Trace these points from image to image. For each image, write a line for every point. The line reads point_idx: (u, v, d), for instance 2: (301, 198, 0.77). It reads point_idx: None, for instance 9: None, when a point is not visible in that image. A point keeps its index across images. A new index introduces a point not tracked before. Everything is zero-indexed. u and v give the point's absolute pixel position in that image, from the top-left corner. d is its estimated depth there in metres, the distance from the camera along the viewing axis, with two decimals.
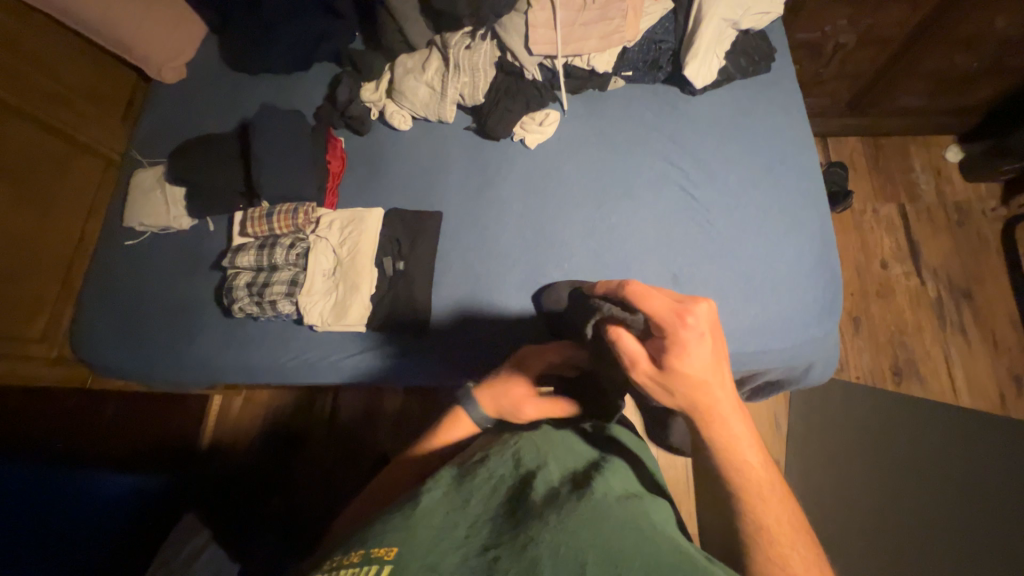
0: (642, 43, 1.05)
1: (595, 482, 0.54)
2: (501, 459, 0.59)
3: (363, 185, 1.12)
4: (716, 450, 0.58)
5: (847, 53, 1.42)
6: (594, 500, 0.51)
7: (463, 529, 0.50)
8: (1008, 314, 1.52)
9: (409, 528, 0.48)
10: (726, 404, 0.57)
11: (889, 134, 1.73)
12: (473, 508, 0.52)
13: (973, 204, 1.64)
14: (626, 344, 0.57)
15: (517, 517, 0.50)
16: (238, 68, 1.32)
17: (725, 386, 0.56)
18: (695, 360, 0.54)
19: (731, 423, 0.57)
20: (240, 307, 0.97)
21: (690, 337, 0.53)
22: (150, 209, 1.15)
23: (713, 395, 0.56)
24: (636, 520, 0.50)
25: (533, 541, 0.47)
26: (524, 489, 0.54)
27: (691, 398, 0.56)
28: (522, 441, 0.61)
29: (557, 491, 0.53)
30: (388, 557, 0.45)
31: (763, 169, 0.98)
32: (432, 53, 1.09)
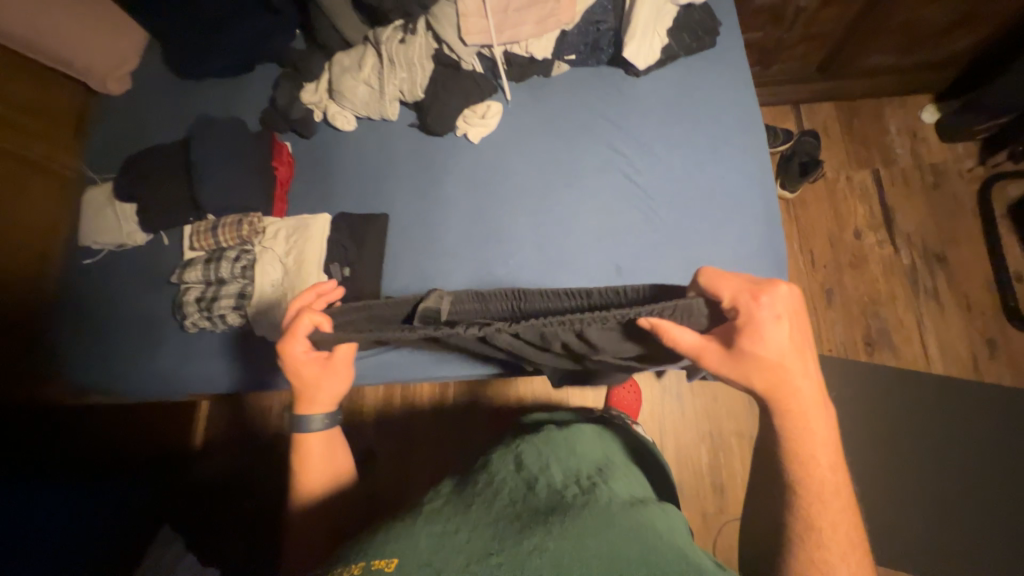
0: (581, 25, 1.00)
1: (600, 489, 0.63)
2: (502, 465, 0.68)
3: (310, 190, 1.11)
4: (789, 441, 0.62)
5: (813, 15, 1.35)
6: (597, 505, 0.59)
7: (464, 534, 0.54)
8: (983, 277, 1.50)
9: (410, 537, 0.54)
10: (807, 402, 0.62)
11: (863, 97, 1.67)
12: (474, 514, 0.58)
13: (950, 165, 1.60)
14: (687, 333, 0.64)
15: (521, 524, 0.56)
16: (180, 73, 1.28)
17: (804, 374, 0.62)
18: (770, 342, 0.61)
19: (809, 416, 0.62)
20: (192, 322, 0.99)
21: (765, 320, 0.61)
22: (103, 227, 1.16)
23: (794, 383, 0.62)
24: (636, 527, 0.56)
25: (537, 548, 0.52)
26: (527, 493, 0.62)
27: (765, 384, 0.62)
28: (525, 447, 0.71)
29: (562, 496, 0.61)
30: (389, 567, 0.50)
31: (707, 150, 0.96)
32: (366, 49, 1.06)
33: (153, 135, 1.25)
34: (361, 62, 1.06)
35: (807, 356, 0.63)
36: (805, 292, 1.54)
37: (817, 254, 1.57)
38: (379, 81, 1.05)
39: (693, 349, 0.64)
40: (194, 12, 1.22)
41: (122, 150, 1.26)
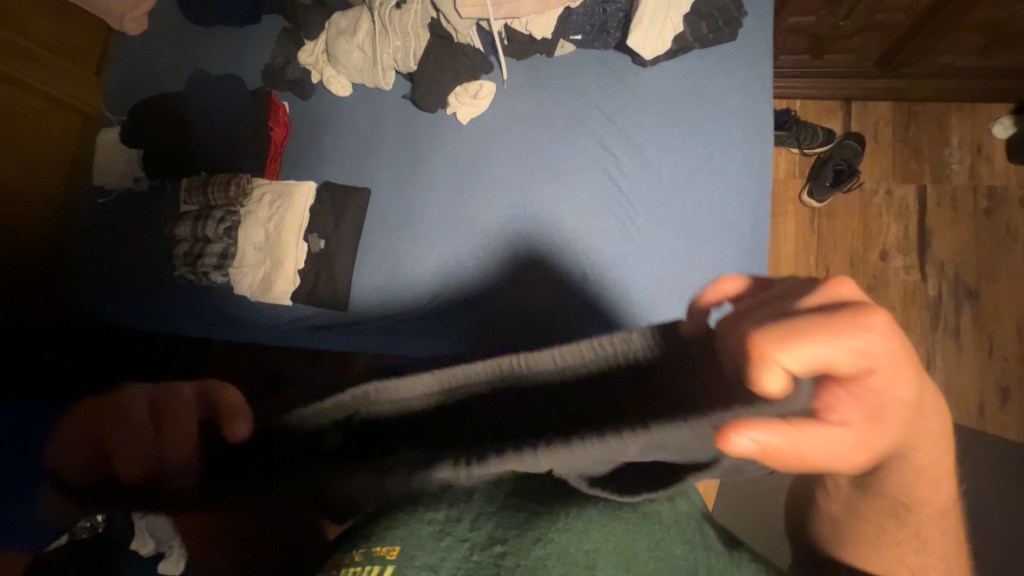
0: (588, 4, 0.93)
1: (618, 478, 0.55)
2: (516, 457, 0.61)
3: (301, 154, 1.11)
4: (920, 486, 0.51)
5: (874, 2, 1.19)
6: (609, 501, 0.53)
7: (464, 527, 0.50)
8: (1015, 319, 1.36)
9: (409, 530, 0.50)
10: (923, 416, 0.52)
11: (927, 100, 1.47)
12: (476, 506, 0.52)
13: (1010, 190, 1.42)
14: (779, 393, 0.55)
15: (522, 518, 0.51)
16: (189, 16, 1.26)
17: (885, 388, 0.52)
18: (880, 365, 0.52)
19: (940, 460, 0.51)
20: (181, 274, 1.06)
21: (888, 355, 0.52)
22: (108, 170, 1.19)
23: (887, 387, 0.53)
24: (645, 522, 0.51)
25: (539, 542, 0.48)
26: (535, 487, 0.56)
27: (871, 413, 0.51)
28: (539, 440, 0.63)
29: (572, 485, 0.55)
30: (389, 557, 0.47)
31: (701, 159, 0.90)
32: (363, 13, 1.03)
33: (157, 80, 1.26)
34: (353, 25, 1.03)
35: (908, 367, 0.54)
36: None
37: (834, 271, 1.45)
38: (369, 47, 1.02)
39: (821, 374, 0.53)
40: None
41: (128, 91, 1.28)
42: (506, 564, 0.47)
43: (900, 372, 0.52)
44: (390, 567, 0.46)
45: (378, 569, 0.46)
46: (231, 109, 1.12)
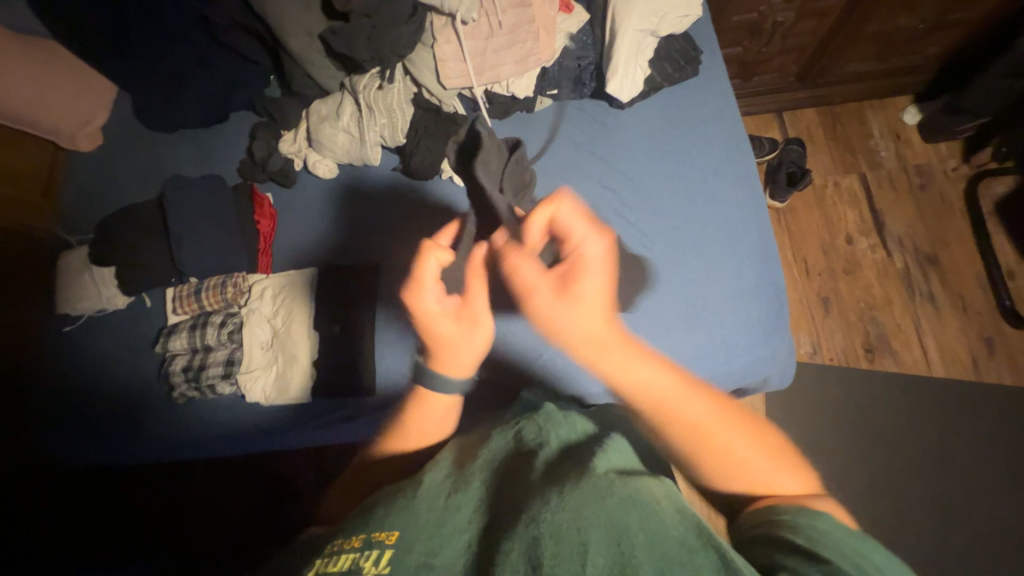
0: (561, 61, 1.01)
1: (596, 458, 0.53)
2: (503, 440, 0.60)
3: (294, 242, 1.08)
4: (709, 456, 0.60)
5: (789, 28, 1.37)
6: (589, 476, 0.49)
7: (465, 512, 0.50)
8: (975, 275, 1.51)
9: (410, 512, 0.49)
10: (763, 463, 0.59)
11: (844, 102, 1.68)
12: (475, 491, 0.52)
13: (934, 165, 1.61)
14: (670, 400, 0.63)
15: (518, 501, 0.49)
16: (147, 124, 1.21)
17: (635, 354, 0.64)
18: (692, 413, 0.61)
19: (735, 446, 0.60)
20: (181, 392, 0.99)
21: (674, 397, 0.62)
22: (78, 294, 1.08)
23: (633, 364, 0.62)
24: (641, 497, 0.47)
25: (534, 522, 0.45)
26: (526, 469, 0.54)
27: (592, 342, 0.63)
28: (523, 423, 0.62)
29: (558, 465, 0.54)
30: (388, 540, 0.46)
31: (698, 182, 0.97)
32: (344, 97, 1.05)
33: (122, 193, 1.19)
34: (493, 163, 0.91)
35: (784, 455, 0.61)
36: (803, 302, 1.53)
37: (811, 262, 1.56)
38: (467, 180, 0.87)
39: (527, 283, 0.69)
40: (161, 64, 1.17)
41: (88, 209, 1.19)
42: (501, 547, 0.45)
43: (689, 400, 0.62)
44: (390, 551, 0.45)
45: (376, 552, 0.45)
46: (210, 210, 1.06)
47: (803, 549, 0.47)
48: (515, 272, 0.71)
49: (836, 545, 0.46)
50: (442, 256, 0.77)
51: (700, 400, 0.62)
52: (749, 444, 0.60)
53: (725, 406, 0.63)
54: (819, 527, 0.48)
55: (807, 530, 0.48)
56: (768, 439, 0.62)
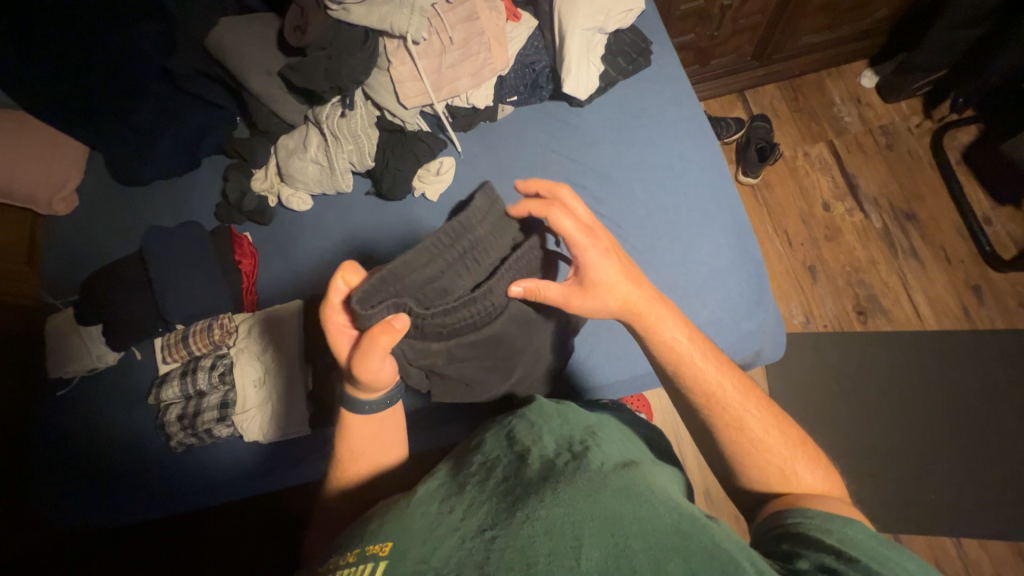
0: (516, 68, 1.03)
1: (592, 453, 0.53)
2: (496, 442, 0.57)
3: (276, 277, 1.09)
4: (725, 424, 0.63)
5: (737, 10, 1.40)
6: (586, 472, 0.49)
7: (458, 513, 0.47)
8: (953, 225, 1.53)
9: (401, 523, 0.47)
10: (780, 445, 0.62)
11: (803, 74, 1.71)
12: (469, 494, 0.49)
13: (899, 124, 1.64)
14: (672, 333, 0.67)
15: (514, 498, 0.47)
16: (120, 179, 1.22)
17: (665, 304, 0.70)
18: (707, 368, 0.65)
19: (749, 422, 0.63)
20: (178, 441, 0.99)
21: (691, 349, 0.66)
22: (68, 355, 1.08)
23: (661, 315, 0.68)
24: (636, 489, 0.48)
25: (530, 519, 0.44)
26: (520, 466, 0.52)
27: (621, 304, 0.68)
28: (517, 420, 0.60)
29: (555, 462, 0.52)
30: (383, 552, 0.44)
31: (664, 169, 0.99)
32: (310, 129, 1.07)
33: (102, 250, 1.20)
34: (473, 215, 0.67)
35: (804, 444, 0.63)
36: (790, 273, 1.54)
37: (793, 233, 1.58)
38: (442, 261, 0.65)
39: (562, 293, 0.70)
40: (128, 119, 1.19)
41: (70, 271, 1.19)
42: (497, 547, 0.43)
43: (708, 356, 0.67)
44: (385, 563, 0.43)
45: (371, 566, 0.43)
46: (189, 256, 1.06)
47: (834, 548, 0.48)
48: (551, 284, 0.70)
49: (867, 550, 0.48)
50: (354, 281, 0.65)
51: (727, 368, 0.66)
52: (769, 423, 0.63)
53: (752, 390, 0.65)
54: (853, 534, 0.49)
55: (839, 533, 0.50)
56: (790, 429, 0.64)
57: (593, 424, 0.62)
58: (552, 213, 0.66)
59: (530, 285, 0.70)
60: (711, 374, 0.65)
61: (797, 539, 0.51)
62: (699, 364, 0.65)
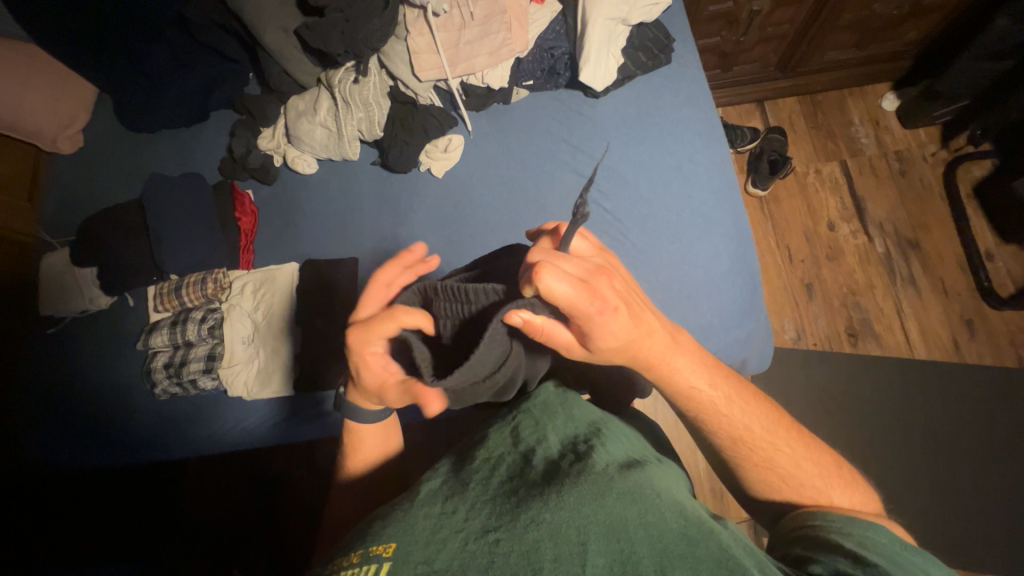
0: (535, 52, 1.02)
1: (596, 453, 0.54)
2: (500, 439, 0.58)
3: (274, 238, 1.09)
4: (762, 459, 0.65)
5: (765, 17, 1.37)
6: (591, 475, 0.50)
7: (463, 515, 0.48)
8: (956, 258, 1.52)
9: (408, 523, 0.48)
10: (814, 477, 0.63)
11: (824, 90, 1.69)
12: (472, 494, 0.51)
13: (914, 151, 1.63)
14: (695, 381, 0.65)
15: (517, 501, 0.49)
16: (128, 125, 1.22)
17: (682, 351, 0.65)
18: (730, 409, 0.66)
19: (779, 452, 0.65)
20: (163, 388, 1.00)
21: (710, 392, 0.65)
22: (62, 294, 1.08)
23: (677, 367, 0.64)
24: (641, 492, 0.49)
25: (534, 522, 0.46)
26: (524, 467, 0.54)
27: (634, 355, 0.62)
28: (520, 416, 0.61)
29: (559, 463, 0.53)
30: (388, 553, 0.45)
31: (671, 169, 0.98)
32: (321, 92, 1.06)
33: (102, 195, 1.19)
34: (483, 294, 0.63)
35: (836, 469, 0.65)
36: (787, 289, 1.55)
37: (795, 249, 1.58)
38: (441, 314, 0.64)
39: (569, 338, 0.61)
40: (138, 63, 1.18)
41: (70, 211, 1.19)
42: (501, 549, 0.45)
43: (732, 402, 0.66)
44: (389, 564, 0.44)
45: (375, 566, 0.44)
46: (187, 208, 1.06)
47: (851, 551, 0.52)
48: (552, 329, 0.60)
49: (886, 553, 0.51)
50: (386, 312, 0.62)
51: (753, 407, 0.67)
52: (801, 456, 0.65)
53: (783, 418, 0.68)
54: (872, 537, 0.53)
55: (859, 537, 0.53)
56: (821, 455, 0.66)
57: (597, 419, 0.63)
58: (544, 274, 0.53)
59: (536, 319, 0.58)
60: (742, 421, 0.65)
61: (818, 542, 0.54)
62: (725, 409, 0.65)
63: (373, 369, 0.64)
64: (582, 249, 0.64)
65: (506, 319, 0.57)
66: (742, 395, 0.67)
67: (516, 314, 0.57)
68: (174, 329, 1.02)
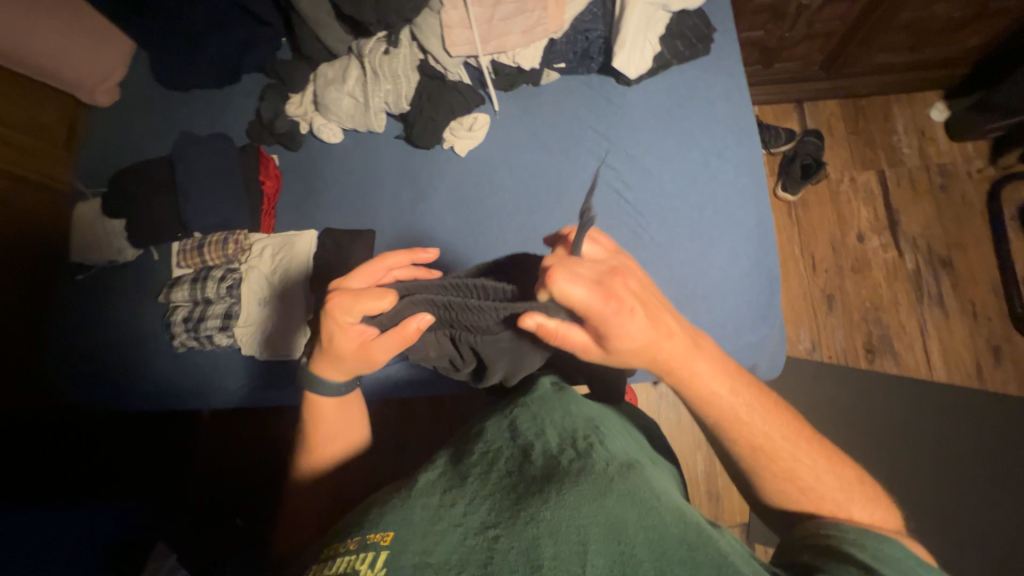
0: (570, 34, 1.00)
1: (597, 452, 0.54)
2: (498, 433, 0.58)
3: (295, 205, 1.10)
4: (783, 472, 0.63)
5: (815, 13, 1.31)
6: (591, 476, 0.51)
7: (462, 508, 0.49)
8: (990, 281, 1.46)
9: (407, 513, 0.49)
10: (834, 491, 0.62)
11: (869, 95, 1.61)
12: (471, 487, 0.51)
13: (959, 165, 1.55)
14: (719, 390, 0.64)
15: (518, 496, 0.49)
16: (163, 81, 1.23)
17: (702, 355, 0.65)
18: (752, 416, 0.65)
19: (802, 462, 0.64)
20: (181, 341, 1.04)
21: (733, 398, 0.65)
22: (93, 244, 1.13)
23: (697, 370, 0.64)
24: (640, 493, 0.50)
25: (534, 520, 0.47)
26: (523, 462, 0.53)
27: (653, 359, 0.62)
28: (519, 410, 0.61)
29: (558, 460, 0.53)
30: (384, 541, 0.46)
31: (698, 165, 0.96)
32: (351, 62, 1.06)
33: (134, 149, 1.22)
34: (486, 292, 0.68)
35: (857, 483, 0.63)
36: (806, 298, 1.51)
37: (819, 258, 1.53)
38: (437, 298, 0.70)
39: (585, 342, 0.62)
40: (174, 19, 1.18)
41: (103, 164, 1.22)
42: (500, 546, 0.46)
43: (757, 411, 0.65)
44: (387, 552, 0.45)
45: (372, 555, 0.45)
46: (213, 168, 1.07)
47: (864, 563, 0.51)
48: (566, 335, 0.61)
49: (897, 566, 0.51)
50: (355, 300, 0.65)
51: (774, 415, 0.66)
52: (822, 470, 0.63)
53: (805, 429, 0.66)
54: (885, 550, 0.52)
55: (872, 549, 0.53)
56: (844, 469, 0.64)
57: (595, 417, 0.63)
58: (557, 277, 0.56)
59: (551, 323, 0.60)
60: (765, 431, 0.64)
61: (831, 553, 0.54)
62: (750, 418, 0.64)
63: (348, 335, 0.66)
64: (596, 253, 0.64)
65: (522, 322, 0.60)
66: (763, 403, 0.66)
67: (530, 318, 0.60)
68: (194, 286, 1.05)
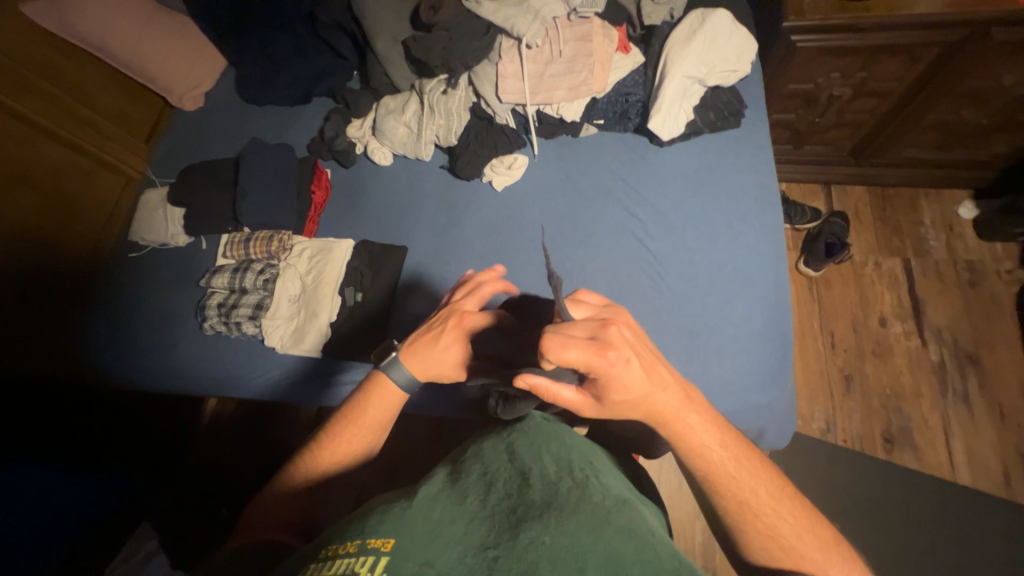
0: (611, 95, 1.10)
1: (594, 485, 0.55)
2: (496, 456, 0.58)
3: (339, 215, 1.19)
4: (759, 532, 0.63)
5: (844, 104, 1.39)
6: (588, 507, 0.51)
7: (461, 526, 0.50)
8: (1020, 385, 1.41)
9: (406, 522, 0.50)
10: (815, 550, 0.61)
11: (899, 187, 1.65)
12: (470, 507, 0.52)
13: (987, 263, 1.55)
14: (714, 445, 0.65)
15: (517, 518, 0.50)
16: (244, 95, 1.38)
17: (695, 408, 0.66)
18: (745, 472, 0.65)
19: (784, 517, 0.63)
20: (211, 325, 1.10)
21: (726, 453, 0.65)
22: (150, 226, 1.22)
23: (689, 424, 0.64)
24: (637, 529, 0.51)
25: (533, 543, 0.47)
26: (522, 487, 0.54)
27: (650, 413, 0.64)
28: (515, 436, 0.61)
29: (556, 487, 0.54)
30: (385, 548, 0.47)
31: (720, 225, 1.00)
32: (412, 97, 1.17)
33: (206, 150, 1.35)
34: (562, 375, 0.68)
35: (835, 544, 0.62)
36: (824, 376, 1.48)
37: (839, 337, 1.51)
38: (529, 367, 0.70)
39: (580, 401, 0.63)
40: (264, 45, 1.34)
41: (176, 159, 1.36)
42: (499, 566, 0.46)
43: (748, 467, 0.65)
44: (386, 560, 0.45)
45: (372, 560, 0.45)
46: (272, 173, 1.18)
47: None
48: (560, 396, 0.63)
49: None
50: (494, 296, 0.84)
51: (762, 472, 0.65)
52: (804, 527, 0.62)
53: (787, 487, 0.65)
54: None
55: None
56: (823, 527, 0.64)
57: (591, 454, 0.64)
58: (552, 345, 0.57)
59: (543, 383, 0.61)
60: (752, 491, 0.64)
61: None
62: (739, 473, 0.64)
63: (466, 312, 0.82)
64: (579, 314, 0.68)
65: (516, 383, 0.62)
66: (758, 460, 0.66)
67: (523, 378, 0.62)
68: (235, 275, 1.13)
